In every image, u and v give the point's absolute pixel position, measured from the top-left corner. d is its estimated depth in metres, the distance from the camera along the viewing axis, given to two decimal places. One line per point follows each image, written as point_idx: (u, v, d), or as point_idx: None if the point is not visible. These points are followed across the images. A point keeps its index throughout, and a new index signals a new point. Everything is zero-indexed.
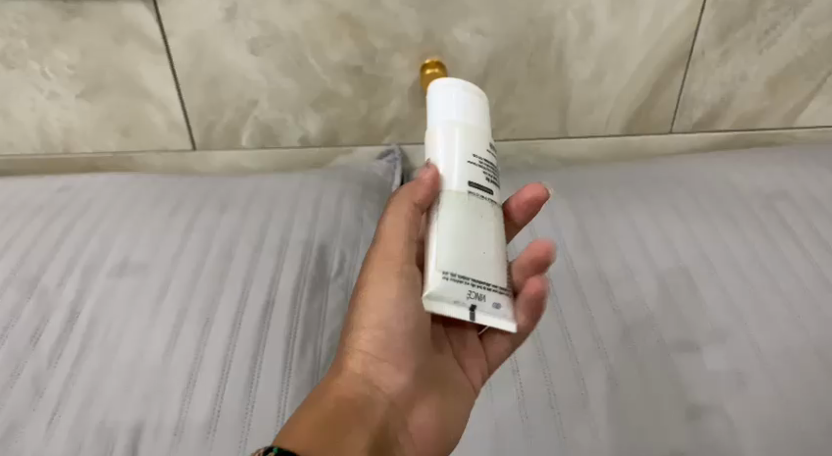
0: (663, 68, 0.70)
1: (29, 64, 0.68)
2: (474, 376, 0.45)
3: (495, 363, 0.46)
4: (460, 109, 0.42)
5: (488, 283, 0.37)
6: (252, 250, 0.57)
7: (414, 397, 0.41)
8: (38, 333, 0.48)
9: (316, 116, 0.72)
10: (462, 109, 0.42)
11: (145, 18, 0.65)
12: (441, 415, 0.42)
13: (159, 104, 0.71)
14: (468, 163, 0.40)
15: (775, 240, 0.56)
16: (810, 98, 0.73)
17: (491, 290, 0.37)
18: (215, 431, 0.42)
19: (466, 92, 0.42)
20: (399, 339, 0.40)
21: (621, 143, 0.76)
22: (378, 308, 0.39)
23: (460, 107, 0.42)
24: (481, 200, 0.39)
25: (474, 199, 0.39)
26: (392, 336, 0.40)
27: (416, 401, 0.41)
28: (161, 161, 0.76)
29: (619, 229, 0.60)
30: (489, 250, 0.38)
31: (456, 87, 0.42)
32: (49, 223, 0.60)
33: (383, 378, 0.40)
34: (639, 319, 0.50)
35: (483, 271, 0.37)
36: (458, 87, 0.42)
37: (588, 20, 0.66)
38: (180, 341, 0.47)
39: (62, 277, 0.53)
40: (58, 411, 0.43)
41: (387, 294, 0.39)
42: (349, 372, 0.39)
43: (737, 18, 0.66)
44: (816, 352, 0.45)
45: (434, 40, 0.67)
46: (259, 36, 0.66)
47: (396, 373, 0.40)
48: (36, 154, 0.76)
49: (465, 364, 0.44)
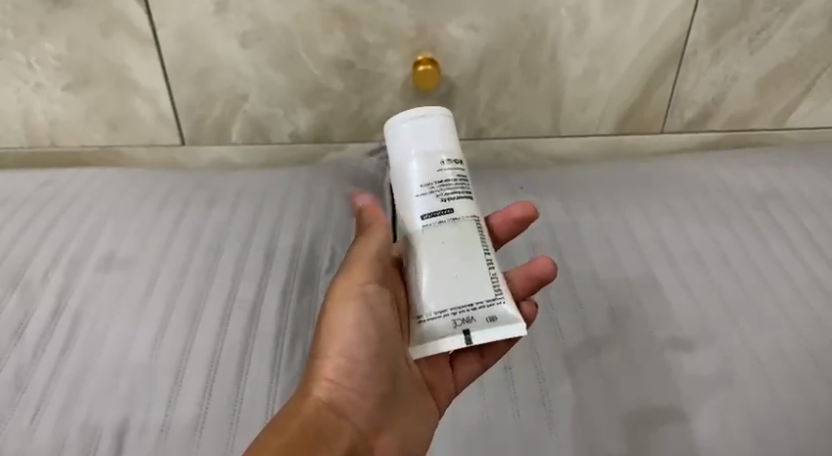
0: (655, 67, 0.70)
1: (14, 55, 0.67)
2: (442, 397, 0.42)
3: (464, 384, 0.43)
4: (406, 142, 0.41)
5: (472, 304, 0.38)
6: (241, 246, 0.56)
7: (380, 423, 0.39)
8: (22, 328, 0.47)
9: (307, 111, 0.72)
10: (408, 142, 0.41)
11: (133, 9, 0.64)
12: (408, 440, 0.39)
13: (147, 96, 0.70)
14: (419, 195, 0.40)
15: (766, 239, 0.56)
16: (801, 99, 0.73)
17: (478, 307, 0.38)
18: (203, 428, 0.41)
19: (409, 123, 0.42)
20: (363, 361, 0.38)
21: (613, 142, 0.76)
22: (341, 328, 0.39)
23: (405, 141, 0.42)
24: (440, 227, 0.40)
25: (431, 230, 0.40)
26: (357, 357, 0.38)
27: (382, 427, 0.39)
28: (149, 155, 0.75)
29: (610, 227, 0.60)
30: (469, 272, 0.39)
31: (398, 123, 0.42)
32: (34, 216, 0.59)
33: (346, 401, 0.38)
34: (631, 318, 0.49)
35: (466, 294, 0.38)
36: (400, 122, 0.42)
37: (581, 17, 0.65)
38: (168, 338, 0.46)
39: (47, 271, 0.52)
40: (40, 407, 0.42)
41: (352, 318, 0.39)
42: (313, 397, 0.37)
43: (729, 18, 0.66)
44: (807, 350, 0.45)
45: (427, 36, 0.66)
46: (250, 29, 0.65)
47: (360, 397, 0.38)
48: (21, 147, 0.74)
49: (433, 386, 0.42)
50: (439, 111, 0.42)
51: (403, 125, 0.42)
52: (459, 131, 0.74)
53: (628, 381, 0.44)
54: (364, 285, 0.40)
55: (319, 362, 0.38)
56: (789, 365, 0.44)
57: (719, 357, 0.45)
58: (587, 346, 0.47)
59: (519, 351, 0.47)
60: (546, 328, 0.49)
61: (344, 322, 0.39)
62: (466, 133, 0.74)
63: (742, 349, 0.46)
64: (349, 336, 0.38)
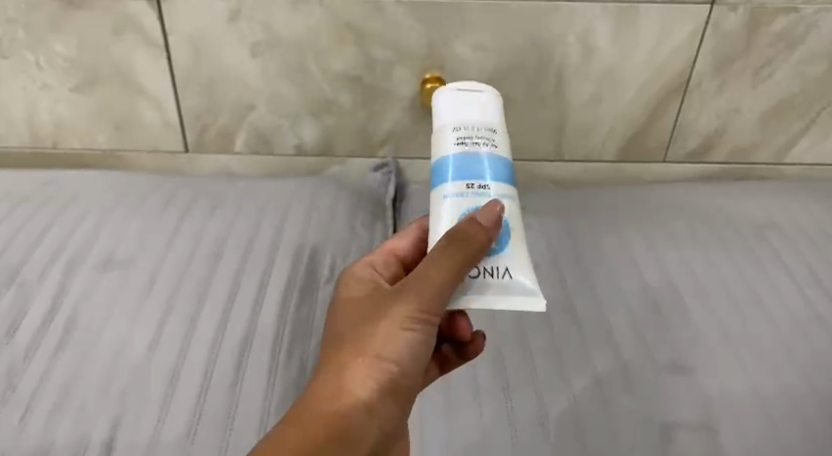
0: (659, 96, 0.70)
1: (23, 54, 0.67)
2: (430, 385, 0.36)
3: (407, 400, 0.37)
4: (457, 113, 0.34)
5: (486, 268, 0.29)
6: (241, 254, 0.56)
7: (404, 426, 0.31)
8: (16, 324, 0.46)
9: (313, 124, 0.72)
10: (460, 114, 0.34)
11: (146, 14, 0.64)
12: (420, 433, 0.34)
13: (153, 101, 0.70)
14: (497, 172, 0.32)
15: (766, 270, 0.57)
16: (801, 135, 0.74)
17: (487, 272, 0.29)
18: (196, 433, 0.40)
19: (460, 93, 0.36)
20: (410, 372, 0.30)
21: (613, 170, 0.76)
22: (395, 332, 0.29)
23: (455, 110, 0.35)
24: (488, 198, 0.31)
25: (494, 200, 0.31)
26: (404, 363, 0.29)
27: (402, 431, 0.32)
28: (151, 160, 0.75)
29: (611, 252, 0.60)
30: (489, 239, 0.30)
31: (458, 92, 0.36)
32: (33, 215, 0.58)
33: (387, 416, 0.29)
34: (630, 341, 0.49)
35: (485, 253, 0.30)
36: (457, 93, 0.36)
37: (589, 43, 0.66)
38: (163, 343, 0.46)
39: (43, 270, 0.51)
40: (30, 408, 0.41)
41: (408, 329, 0.29)
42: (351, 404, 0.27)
43: (734, 51, 0.67)
44: (806, 381, 0.45)
45: (436, 55, 0.67)
46: (261, 39, 0.66)
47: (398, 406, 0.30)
48: (23, 146, 0.74)
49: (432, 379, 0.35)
50: (491, 91, 0.36)
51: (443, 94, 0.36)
52: None
53: (627, 403, 0.44)
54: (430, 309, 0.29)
55: (357, 358, 0.29)
56: (789, 395, 0.44)
57: (720, 384, 0.45)
58: (586, 367, 0.47)
59: (517, 371, 0.47)
60: (546, 348, 0.49)
61: (399, 335, 0.29)
62: None
63: (743, 378, 0.45)
64: (401, 343, 0.29)
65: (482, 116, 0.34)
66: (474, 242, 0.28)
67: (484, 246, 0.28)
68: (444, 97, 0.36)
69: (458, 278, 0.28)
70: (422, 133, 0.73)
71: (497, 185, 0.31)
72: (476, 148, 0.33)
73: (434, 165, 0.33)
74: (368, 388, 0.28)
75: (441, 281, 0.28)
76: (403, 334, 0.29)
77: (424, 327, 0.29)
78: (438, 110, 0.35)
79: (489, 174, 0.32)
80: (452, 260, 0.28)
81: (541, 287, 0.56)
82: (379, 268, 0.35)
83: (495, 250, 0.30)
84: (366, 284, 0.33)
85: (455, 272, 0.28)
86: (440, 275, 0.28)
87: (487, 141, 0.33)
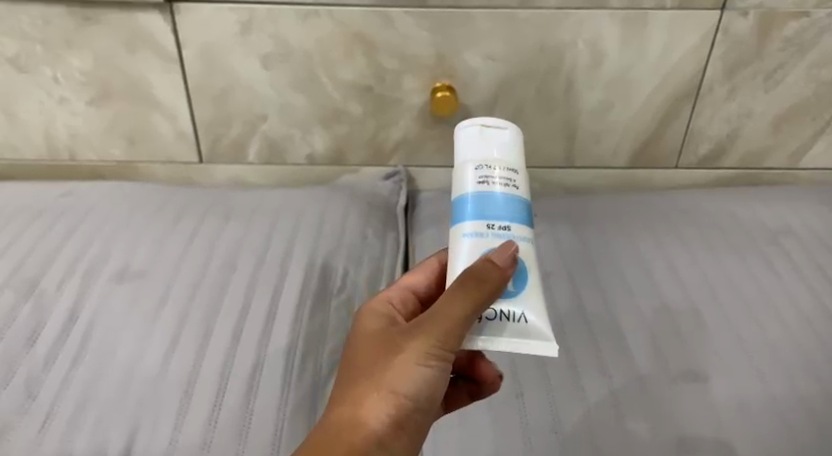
0: (670, 102, 0.70)
1: (40, 69, 0.68)
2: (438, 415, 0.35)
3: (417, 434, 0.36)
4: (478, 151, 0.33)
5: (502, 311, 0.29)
6: (254, 264, 0.56)
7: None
8: (34, 335, 0.47)
9: (324, 133, 0.73)
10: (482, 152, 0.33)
11: (160, 28, 0.65)
12: None
13: (167, 113, 0.71)
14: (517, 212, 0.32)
15: (781, 276, 0.56)
16: (814, 139, 0.73)
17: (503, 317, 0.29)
18: (211, 442, 0.40)
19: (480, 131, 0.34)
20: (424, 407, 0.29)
21: (625, 176, 0.76)
22: (411, 369, 0.28)
23: (478, 148, 0.33)
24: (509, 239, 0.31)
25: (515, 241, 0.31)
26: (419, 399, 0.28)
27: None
28: (165, 171, 0.76)
29: (624, 259, 0.60)
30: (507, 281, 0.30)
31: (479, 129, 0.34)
32: (51, 227, 0.59)
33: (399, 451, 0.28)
34: (644, 349, 0.49)
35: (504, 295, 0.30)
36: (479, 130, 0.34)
37: (599, 50, 0.66)
38: (178, 352, 0.46)
39: (60, 282, 0.52)
40: (50, 417, 0.41)
41: (424, 366, 0.28)
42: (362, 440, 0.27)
43: (745, 56, 0.67)
44: (822, 388, 0.45)
45: (446, 64, 0.67)
46: (272, 51, 0.66)
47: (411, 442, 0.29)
48: (40, 159, 0.75)
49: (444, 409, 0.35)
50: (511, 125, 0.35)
51: (463, 131, 0.35)
52: None
53: (640, 411, 0.44)
54: (448, 345, 0.28)
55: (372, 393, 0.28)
56: (805, 402, 0.44)
57: (735, 392, 0.45)
58: (599, 375, 0.47)
59: (529, 379, 0.47)
60: (558, 355, 0.49)
61: (414, 371, 0.28)
62: None
63: (758, 386, 0.45)
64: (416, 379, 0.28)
65: (500, 154, 0.33)
66: (490, 281, 0.27)
67: (499, 286, 0.28)
68: (466, 134, 0.35)
69: (471, 316, 0.27)
70: (432, 141, 0.73)
71: (517, 226, 0.31)
72: (495, 188, 0.32)
73: (456, 201, 0.33)
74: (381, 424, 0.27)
75: (455, 319, 0.27)
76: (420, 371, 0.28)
77: (443, 363, 0.28)
78: (460, 148, 0.34)
79: (507, 215, 0.31)
80: (466, 299, 0.27)
81: (553, 295, 0.56)
82: (396, 304, 0.34)
83: (511, 292, 0.30)
84: (381, 318, 0.32)
85: (471, 312, 0.27)
86: (453, 315, 0.27)
87: (507, 183, 0.32)
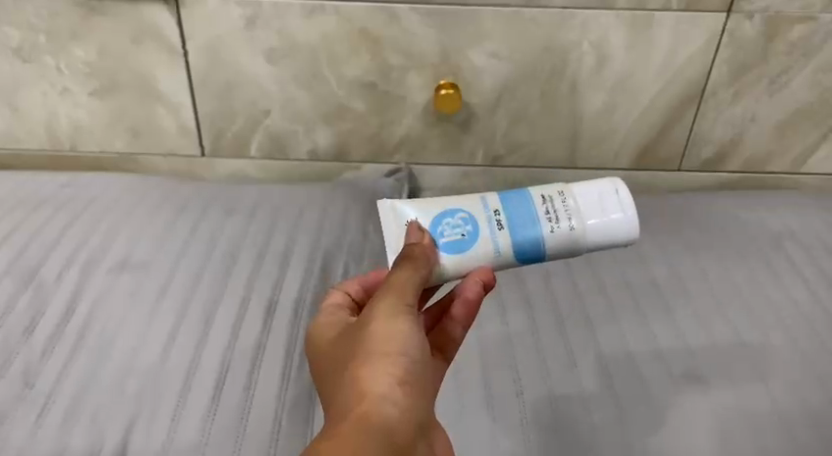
0: (674, 105, 0.70)
1: (44, 60, 0.68)
2: (449, 351, 0.36)
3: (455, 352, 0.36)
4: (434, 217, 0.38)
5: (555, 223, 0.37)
6: (256, 258, 0.56)
7: (433, 425, 0.28)
8: (33, 324, 0.47)
9: (328, 130, 0.72)
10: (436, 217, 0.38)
11: (165, 21, 0.65)
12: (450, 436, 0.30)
13: (170, 106, 0.71)
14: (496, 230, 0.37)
15: (784, 282, 0.56)
16: (818, 145, 0.73)
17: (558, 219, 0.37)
18: (210, 434, 0.40)
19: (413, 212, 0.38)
20: (421, 365, 0.28)
21: (627, 177, 0.76)
22: (390, 326, 0.28)
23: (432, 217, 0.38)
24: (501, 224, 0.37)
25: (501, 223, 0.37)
26: (410, 350, 0.28)
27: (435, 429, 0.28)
28: (168, 164, 0.76)
29: (625, 260, 0.60)
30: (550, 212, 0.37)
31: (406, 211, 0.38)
32: (52, 217, 0.59)
33: (408, 406, 0.26)
34: (645, 351, 0.49)
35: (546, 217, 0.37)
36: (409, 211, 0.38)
37: (604, 51, 0.66)
38: (177, 345, 0.46)
39: (60, 272, 0.52)
40: (47, 405, 0.41)
41: (399, 322, 0.29)
42: (363, 403, 0.25)
43: (750, 59, 0.67)
44: (823, 392, 0.45)
45: (450, 62, 0.67)
46: (277, 46, 0.66)
47: (418, 397, 0.27)
48: (42, 150, 0.75)
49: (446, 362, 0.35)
50: (389, 204, 0.39)
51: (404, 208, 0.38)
52: (475, 158, 0.74)
53: (642, 413, 0.43)
54: (408, 303, 0.30)
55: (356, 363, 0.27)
56: (807, 408, 0.44)
57: (736, 395, 0.45)
58: (599, 375, 0.47)
59: (530, 379, 0.47)
60: (559, 356, 0.49)
61: (392, 326, 0.28)
62: (483, 160, 0.74)
63: (760, 390, 0.45)
64: (400, 334, 0.28)
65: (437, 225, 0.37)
66: (417, 258, 0.33)
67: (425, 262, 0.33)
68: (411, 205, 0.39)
69: (416, 278, 0.32)
70: (436, 139, 0.73)
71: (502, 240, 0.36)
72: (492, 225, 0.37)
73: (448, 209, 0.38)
74: (380, 383, 0.26)
75: (405, 282, 0.31)
76: (399, 326, 0.28)
77: (413, 318, 0.29)
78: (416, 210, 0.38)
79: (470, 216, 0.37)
80: (403, 274, 0.31)
81: (555, 295, 0.56)
82: (341, 315, 0.34)
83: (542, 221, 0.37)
84: (335, 325, 0.33)
85: (414, 277, 0.31)
86: (401, 285, 0.30)
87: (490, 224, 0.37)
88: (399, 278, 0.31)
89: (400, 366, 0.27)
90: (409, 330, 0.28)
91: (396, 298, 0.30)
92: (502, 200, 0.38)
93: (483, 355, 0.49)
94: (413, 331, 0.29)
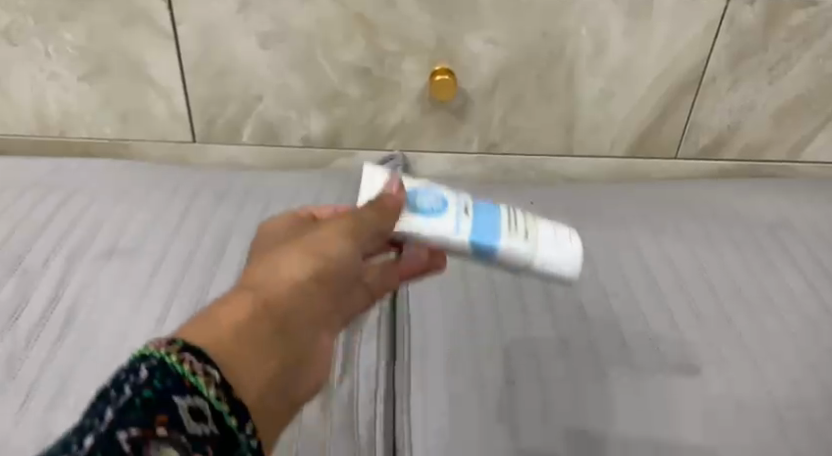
0: (672, 92, 0.69)
1: (32, 42, 0.67)
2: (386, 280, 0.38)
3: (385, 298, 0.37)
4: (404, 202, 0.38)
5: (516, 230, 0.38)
6: (246, 245, 0.55)
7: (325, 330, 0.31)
8: (18, 311, 0.46)
9: (321, 116, 0.71)
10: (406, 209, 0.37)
11: (155, 4, 0.64)
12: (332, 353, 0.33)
13: (161, 91, 0.70)
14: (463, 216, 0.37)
15: (780, 271, 0.56)
16: (816, 134, 0.73)
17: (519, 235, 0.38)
18: None
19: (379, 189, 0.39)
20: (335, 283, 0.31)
21: (624, 165, 0.75)
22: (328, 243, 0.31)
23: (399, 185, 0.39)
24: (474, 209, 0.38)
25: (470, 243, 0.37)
26: (329, 267, 0.31)
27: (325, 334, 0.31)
28: (159, 150, 0.75)
29: (621, 249, 0.59)
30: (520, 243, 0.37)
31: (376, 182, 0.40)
32: (39, 203, 0.58)
33: (302, 309, 0.29)
34: (639, 341, 0.48)
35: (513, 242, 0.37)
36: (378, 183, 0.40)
37: (602, 37, 0.65)
38: (163, 334, 0.46)
39: (47, 259, 0.51)
40: (29, 397, 0.40)
41: (336, 241, 0.32)
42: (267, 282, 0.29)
43: (750, 46, 0.66)
44: (817, 383, 0.44)
45: (446, 47, 0.66)
46: (270, 30, 0.65)
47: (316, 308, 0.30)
48: (31, 134, 0.74)
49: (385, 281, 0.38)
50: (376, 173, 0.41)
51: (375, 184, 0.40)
52: (470, 145, 0.73)
53: (635, 403, 0.43)
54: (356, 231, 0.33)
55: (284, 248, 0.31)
56: (799, 398, 0.44)
57: (729, 385, 0.44)
58: (593, 364, 0.46)
59: (523, 368, 0.47)
60: (552, 346, 0.48)
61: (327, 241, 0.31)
62: (478, 147, 0.73)
63: (753, 381, 0.45)
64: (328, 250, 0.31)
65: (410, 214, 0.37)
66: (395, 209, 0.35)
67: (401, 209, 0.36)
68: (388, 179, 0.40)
69: (379, 213, 0.34)
70: (431, 126, 0.72)
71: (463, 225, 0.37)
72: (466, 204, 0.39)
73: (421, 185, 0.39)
74: (290, 276, 0.29)
75: (367, 220, 0.34)
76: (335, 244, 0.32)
77: (352, 247, 0.32)
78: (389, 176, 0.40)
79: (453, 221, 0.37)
80: (373, 209, 0.34)
81: (549, 285, 0.55)
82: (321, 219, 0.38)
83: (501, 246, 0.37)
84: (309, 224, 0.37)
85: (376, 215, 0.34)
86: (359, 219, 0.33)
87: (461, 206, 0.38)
88: (362, 211, 0.34)
89: (315, 275, 0.30)
90: (338, 250, 0.31)
91: (347, 224, 0.33)
92: (477, 211, 0.38)
93: (475, 344, 0.49)
94: (345, 255, 0.32)
